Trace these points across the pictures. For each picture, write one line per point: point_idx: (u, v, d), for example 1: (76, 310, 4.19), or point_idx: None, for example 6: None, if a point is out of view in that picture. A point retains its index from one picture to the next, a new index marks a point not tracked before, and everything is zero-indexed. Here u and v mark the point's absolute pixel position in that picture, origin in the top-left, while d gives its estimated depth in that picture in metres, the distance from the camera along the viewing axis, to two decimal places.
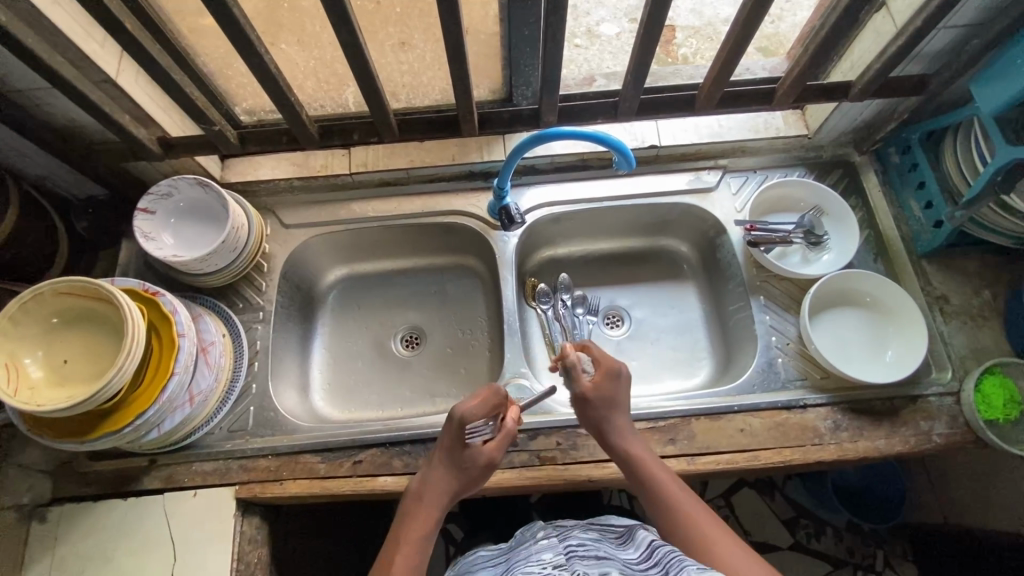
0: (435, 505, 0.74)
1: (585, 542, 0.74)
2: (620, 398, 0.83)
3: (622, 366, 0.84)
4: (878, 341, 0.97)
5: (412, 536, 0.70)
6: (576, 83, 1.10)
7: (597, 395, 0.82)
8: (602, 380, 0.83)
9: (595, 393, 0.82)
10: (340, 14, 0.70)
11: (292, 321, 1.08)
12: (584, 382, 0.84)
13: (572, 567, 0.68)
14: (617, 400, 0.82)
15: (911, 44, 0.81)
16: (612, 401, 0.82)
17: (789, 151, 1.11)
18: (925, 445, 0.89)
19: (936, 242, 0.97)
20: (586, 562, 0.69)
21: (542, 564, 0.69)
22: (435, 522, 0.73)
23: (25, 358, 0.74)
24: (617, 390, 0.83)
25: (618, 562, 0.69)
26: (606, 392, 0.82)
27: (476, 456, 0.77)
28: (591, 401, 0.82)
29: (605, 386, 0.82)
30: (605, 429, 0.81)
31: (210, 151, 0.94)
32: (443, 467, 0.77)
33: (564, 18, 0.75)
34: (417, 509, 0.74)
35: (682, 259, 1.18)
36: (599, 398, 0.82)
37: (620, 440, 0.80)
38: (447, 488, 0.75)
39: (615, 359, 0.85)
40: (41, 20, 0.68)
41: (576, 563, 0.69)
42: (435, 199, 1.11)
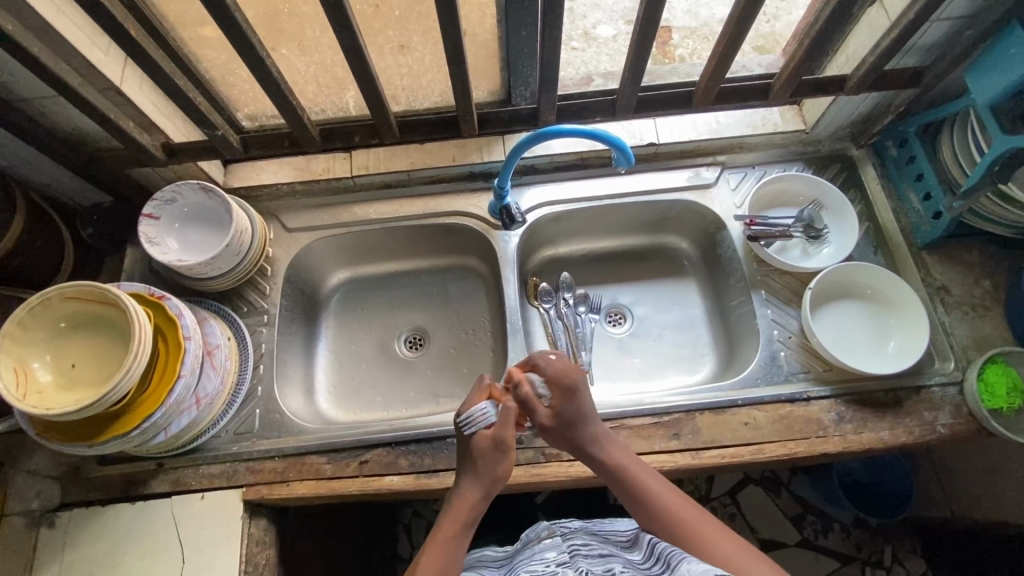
0: (467, 504, 0.73)
1: (589, 541, 0.74)
2: (584, 411, 0.79)
3: (578, 379, 0.81)
4: (880, 333, 0.98)
5: (444, 535, 0.70)
6: (573, 83, 1.08)
7: (558, 419, 0.79)
8: (558, 402, 0.80)
9: (556, 418, 0.79)
10: (340, 17, 0.71)
11: (296, 324, 1.08)
12: (542, 408, 0.81)
13: (575, 564, 0.69)
14: (582, 414, 0.79)
15: (905, 37, 0.81)
16: (576, 419, 0.79)
17: (787, 146, 1.11)
18: (930, 436, 0.89)
19: (936, 233, 0.97)
20: (590, 559, 0.70)
21: (545, 562, 0.70)
22: (466, 523, 0.71)
23: (34, 363, 0.75)
24: (578, 408, 0.79)
25: (621, 561, 0.69)
26: (566, 412, 0.79)
27: (486, 446, 0.76)
28: (553, 426, 0.79)
29: (563, 409, 0.79)
30: (579, 445, 0.78)
31: (213, 156, 0.94)
32: (467, 467, 0.76)
33: (561, 17, 0.76)
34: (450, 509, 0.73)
35: (683, 256, 1.19)
36: (559, 422, 0.79)
37: (599, 451, 0.78)
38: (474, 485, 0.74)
39: (569, 371, 0.81)
40: (47, 29, 0.69)
41: (580, 560, 0.69)
42: (437, 200, 1.12)
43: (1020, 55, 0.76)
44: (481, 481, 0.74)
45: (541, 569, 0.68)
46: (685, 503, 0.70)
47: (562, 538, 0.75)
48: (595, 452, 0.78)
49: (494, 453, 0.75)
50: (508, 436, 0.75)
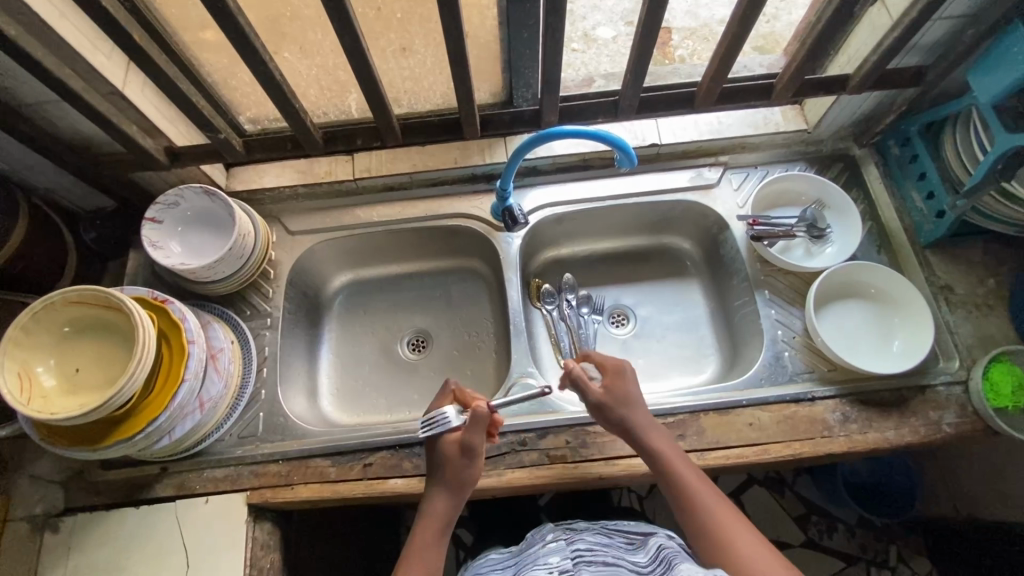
0: (438, 518, 0.75)
1: (593, 543, 0.76)
2: (634, 394, 0.80)
3: (626, 362, 0.83)
4: (884, 332, 0.98)
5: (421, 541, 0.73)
6: (574, 84, 1.11)
7: (611, 397, 0.80)
8: (611, 382, 0.81)
9: (608, 395, 0.80)
10: (342, 19, 0.71)
11: (299, 327, 1.08)
12: (593, 387, 0.81)
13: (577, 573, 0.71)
14: (633, 396, 0.80)
15: (907, 36, 0.81)
16: (628, 399, 0.80)
17: (789, 146, 1.11)
18: (935, 435, 0.89)
19: (940, 232, 0.97)
20: (593, 568, 0.71)
21: (549, 569, 0.72)
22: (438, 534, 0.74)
23: (38, 367, 0.75)
24: (629, 393, 0.80)
25: (624, 570, 0.72)
26: (619, 392, 0.80)
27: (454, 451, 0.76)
28: (607, 404, 0.79)
29: (617, 386, 0.80)
30: (630, 430, 0.78)
31: (216, 159, 0.95)
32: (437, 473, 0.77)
33: (563, 18, 0.76)
34: (424, 518, 0.75)
35: (685, 257, 1.19)
36: (612, 401, 0.79)
37: (650, 439, 0.78)
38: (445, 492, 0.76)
39: (615, 357, 0.83)
40: (50, 34, 0.70)
41: (582, 569, 0.71)
42: (439, 202, 1.12)
43: (1021, 55, 0.76)
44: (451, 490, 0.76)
45: None
46: (723, 512, 0.71)
47: (565, 541, 0.76)
48: (645, 439, 0.77)
49: (461, 460, 0.76)
50: (477, 445, 0.74)
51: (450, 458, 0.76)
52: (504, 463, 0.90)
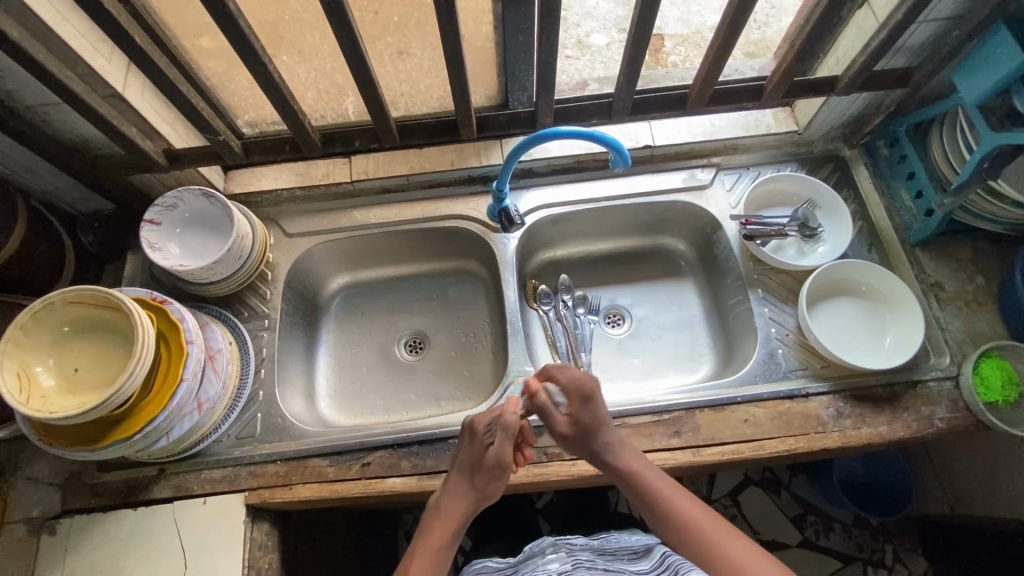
0: (451, 519, 0.77)
1: (593, 556, 0.83)
2: (600, 418, 0.81)
3: (592, 387, 0.82)
4: (876, 330, 0.99)
5: (433, 543, 0.76)
6: (568, 87, 1.11)
7: (575, 425, 0.81)
8: (573, 410, 0.81)
9: (572, 425, 0.81)
10: (342, 22, 0.73)
11: (297, 329, 1.09)
12: (559, 417, 0.82)
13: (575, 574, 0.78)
14: (598, 422, 0.80)
15: (892, 38, 0.83)
16: (593, 427, 0.80)
17: (781, 147, 1.13)
18: (928, 430, 0.90)
19: (928, 230, 0.99)
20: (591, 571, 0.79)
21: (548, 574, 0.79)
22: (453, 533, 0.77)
23: (37, 367, 0.75)
24: (596, 416, 0.81)
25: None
26: (582, 419, 0.80)
27: (489, 463, 0.77)
28: (572, 434, 0.81)
29: (581, 414, 0.81)
30: (597, 453, 0.80)
31: (215, 161, 0.95)
32: (460, 479, 0.79)
33: (558, 20, 0.78)
34: (439, 520, 0.78)
35: (679, 257, 1.20)
36: (578, 430, 0.80)
37: (612, 452, 0.80)
38: (464, 499, 0.79)
39: (582, 380, 0.82)
40: (51, 37, 0.71)
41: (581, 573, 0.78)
42: (436, 204, 1.13)
43: (1005, 55, 0.78)
44: (473, 497, 0.79)
45: None
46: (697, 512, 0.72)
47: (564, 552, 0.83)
48: (607, 452, 0.80)
49: (491, 471, 0.77)
50: (506, 456, 0.77)
51: (483, 466, 0.77)
52: None
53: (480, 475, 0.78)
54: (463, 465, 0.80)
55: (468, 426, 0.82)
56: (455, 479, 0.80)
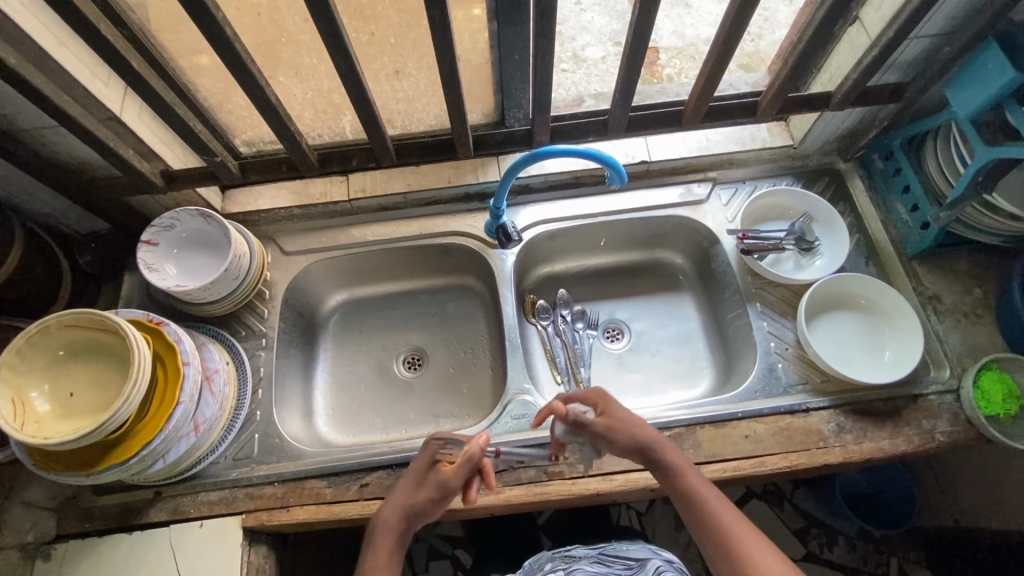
0: (393, 531, 0.74)
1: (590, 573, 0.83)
2: (632, 417, 0.81)
3: (608, 392, 0.83)
4: (875, 343, 0.99)
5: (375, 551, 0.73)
6: (565, 104, 1.12)
7: (608, 424, 0.80)
8: (604, 407, 0.81)
9: (605, 426, 0.79)
10: (338, 45, 0.73)
11: (294, 348, 1.08)
12: (591, 417, 0.82)
13: None
14: (631, 420, 0.80)
15: (885, 55, 0.84)
16: (626, 423, 0.80)
17: (776, 161, 1.13)
18: (929, 444, 0.90)
19: (925, 243, 0.99)
20: None
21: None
22: (391, 547, 0.74)
23: (32, 392, 0.74)
24: (627, 413, 0.81)
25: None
26: (615, 417, 0.80)
27: (436, 480, 0.75)
28: (604, 435, 0.79)
29: (613, 411, 0.81)
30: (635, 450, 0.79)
31: (211, 181, 0.95)
32: (405, 490, 0.76)
33: (552, 41, 0.78)
34: (378, 529, 0.75)
35: (677, 271, 1.20)
36: (610, 432, 0.79)
37: (672, 465, 0.77)
38: (405, 511, 0.75)
39: (596, 388, 0.83)
40: (49, 62, 0.71)
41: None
42: (433, 221, 1.13)
43: (995, 70, 0.79)
44: (410, 514, 0.75)
45: None
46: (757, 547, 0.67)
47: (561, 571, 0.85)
48: (658, 458, 0.78)
49: (434, 492, 0.75)
50: (455, 482, 0.74)
51: (428, 482, 0.76)
52: (502, 480, 0.90)
53: (424, 491, 0.75)
54: (411, 475, 0.77)
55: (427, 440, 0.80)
56: (401, 485, 0.78)
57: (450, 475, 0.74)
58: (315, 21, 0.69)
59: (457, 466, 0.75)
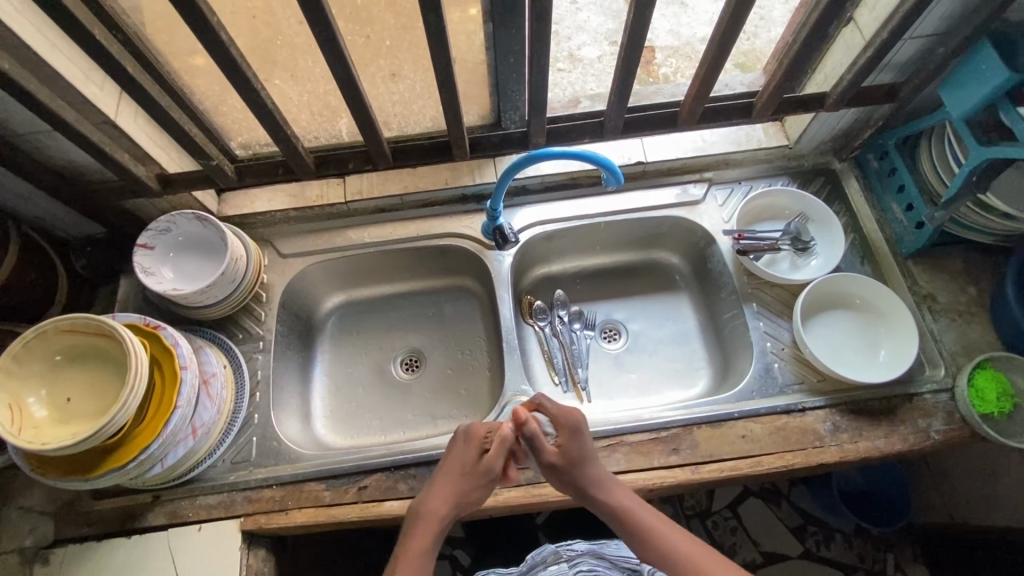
0: (434, 523, 0.77)
1: (594, 566, 0.86)
2: (588, 453, 0.81)
3: (581, 419, 0.83)
4: (870, 342, 0.99)
5: (417, 545, 0.74)
6: (561, 105, 1.13)
7: (564, 457, 0.81)
8: (563, 441, 0.81)
9: (561, 456, 0.81)
10: (334, 49, 0.73)
11: (292, 351, 1.08)
12: (548, 447, 0.82)
13: None
14: (586, 456, 0.81)
15: (879, 56, 0.84)
16: (581, 459, 0.80)
17: (771, 161, 1.14)
18: (924, 443, 0.91)
19: (920, 242, 0.99)
20: None
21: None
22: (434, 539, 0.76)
23: (29, 398, 0.74)
24: (583, 449, 0.81)
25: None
26: (571, 452, 0.80)
27: (480, 467, 0.80)
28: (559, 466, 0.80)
29: (567, 448, 0.81)
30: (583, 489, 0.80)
31: (207, 185, 0.95)
32: (447, 481, 0.80)
33: (548, 45, 0.78)
34: (421, 522, 0.77)
35: (673, 271, 1.20)
36: (565, 462, 0.80)
37: (611, 500, 0.78)
38: (449, 501, 0.78)
39: (570, 411, 0.83)
40: (43, 66, 0.71)
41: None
42: (430, 223, 1.13)
43: (989, 71, 0.79)
44: (454, 503, 0.78)
45: None
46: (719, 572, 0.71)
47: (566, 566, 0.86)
48: (604, 500, 0.78)
49: (480, 477, 0.80)
50: (498, 465, 0.80)
51: (473, 470, 0.80)
52: (500, 482, 0.90)
53: (472, 477, 0.80)
54: (451, 465, 0.81)
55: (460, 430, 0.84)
56: (441, 477, 0.80)
57: (492, 459, 0.80)
58: (310, 25, 0.69)
59: (497, 450, 0.81)
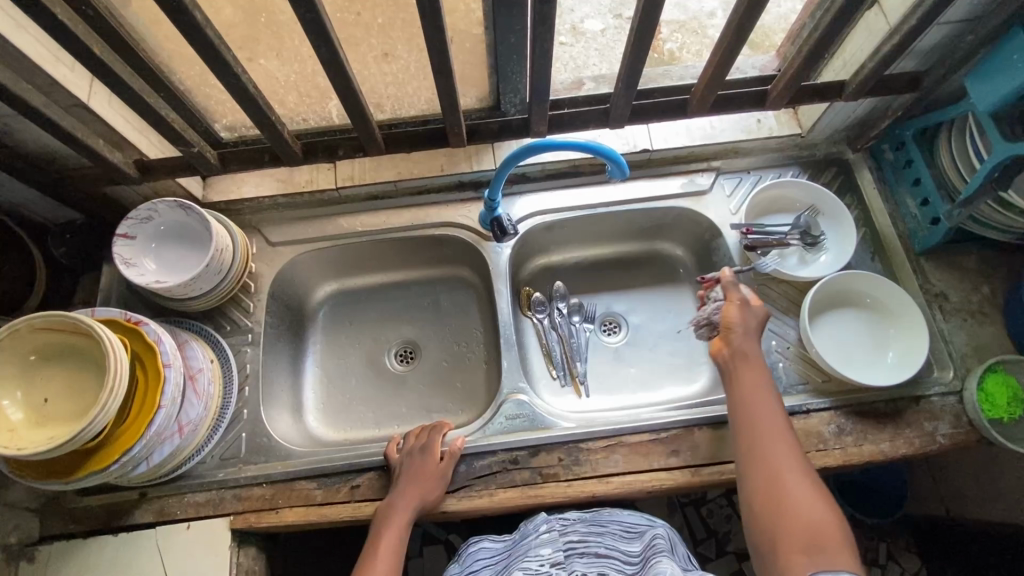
0: (402, 520, 0.81)
1: (586, 535, 0.83)
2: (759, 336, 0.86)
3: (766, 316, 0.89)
4: (879, 342, 0.96)
5: (389, 545, 0.79)
6: (564, 87, 1.05)
7: (745, 323, 0.86)
8: (754, 312, 0.87)
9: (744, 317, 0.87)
10: (320, 33, 0.68)
11: (283, 342, 1.05)
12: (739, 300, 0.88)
13: (568, 566, 0.79)
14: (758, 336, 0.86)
15: (905, 45, 0.79)
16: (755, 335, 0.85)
17: (783, 150, 1.09)
18: (930, 447, 0.89)
19: (934, 239, 0.96)
20: (583, 560, 0.80)
21: (540, 560, 0.79)
22: (401, 534, 0.81)
23: (4, 400, 0.71)
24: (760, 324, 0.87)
25: (615, 563, 0.80)
26: (750, 322, 0.86)
27: (432, 470, 0.86)
28: (739, 322, 0.86)
29: (752, 316, 0.87)
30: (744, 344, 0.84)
31: (189, 172, 0.90)
32: (410, 484, 0.84)
33: (552, 27, 0.73)
34: (391, 518, 0.82)
35: (677, 263, 1.17)
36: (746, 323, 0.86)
37: (751, 356, 0.83)
38: (413, 500, 0.83)
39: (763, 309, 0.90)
40: (5, 46, 0.65)
41: (574, 561, 0.80)
42: (426, 211, 1.08)
43: (1021, 62, 0.74)
44: (416, 499, 0.83)
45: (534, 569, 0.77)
46: (785, 450, 0.73)
47: (558, 533, 0.83)
48: (751, 355, 0.83)
49: (434, 478, 0.85)
50: (445, 470, 0.87)
51: (427, 473, 0.85)
52: (496, 482, 0.88)
53: (426, 479, 0.85)
54: (407, 467, 0.86)
55: (417, 438, 0.90)
56: (407, 478, 0.85)
57: (441, 466, 0.87)
58: (292, 5, 0.64)
59: (446, 458, 0.87)
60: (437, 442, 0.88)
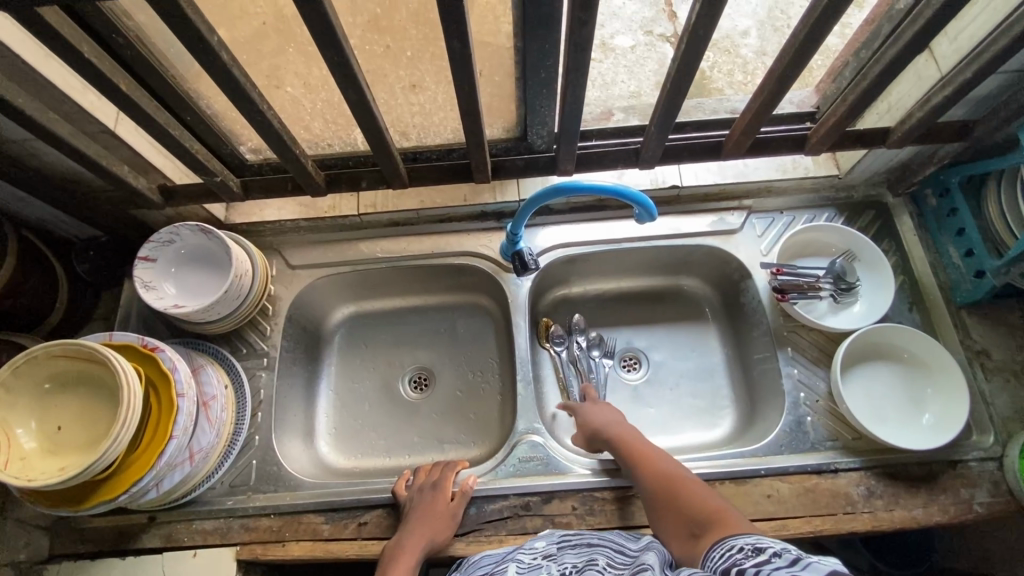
0: (411, 555, 0.78)
1: (582, 533, 0.77)
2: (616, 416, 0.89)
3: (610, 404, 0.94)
4: (915, 401, 0.91)
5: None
6: (592, 118, 0.99)
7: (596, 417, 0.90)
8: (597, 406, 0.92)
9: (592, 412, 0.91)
10: (347, 76, 0.67)
11: (297, 365, 1.04)
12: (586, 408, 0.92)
13: (560, 555, 0.72)
14: (613, 415, 0.89)
15: (957, 97, 0.75)
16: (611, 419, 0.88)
17: (818, 191, 1.05)
18: (966, 516, 0.84)
19: (978, 294, 0.91)
20: (575, 551, 0.72)
21: (533, 554, 0.73)
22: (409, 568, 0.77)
23: (17, 429, 0.71)
24: (611, 407, 0.91)
25: (607, 550, 0.71)
26: (600, 411, 0.90)
27: (443, 510, 0.84)
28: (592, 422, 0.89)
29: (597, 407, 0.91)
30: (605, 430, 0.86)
31: (212, 198, 0.90)
32: (421, 521, 0.81)
33: (585, 73, 0.71)
34: (398, 555, 0.78)
35: (702, 300, 1.13)
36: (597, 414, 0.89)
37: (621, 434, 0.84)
38: (425, 537, 0.80)
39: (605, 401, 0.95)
40: (34, 76, 0.65)
41: (566, 552, 0.72)
42: (447, 239, 1.07)
43: None
44: (427, 537, 0.80)
45: (528, 561, 0.71)
46: (685, 481, 0.70)
47: (557, 534, 0.78)
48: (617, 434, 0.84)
49: (445, 519, 0.83)
50: (457, 512, 0.85)
51: (438, 512, 0.83)
52: (506, 528, 0.86)
53: (437, 518, 0.82)
54: (415, 505, 0.84)
55: (417, 477, 0.89)
56: (418, 515, 0.82)
57: (452, 505, 0.85)
58: (322, 50, 0.63)
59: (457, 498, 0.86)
60: (447, 481, 0.87)
